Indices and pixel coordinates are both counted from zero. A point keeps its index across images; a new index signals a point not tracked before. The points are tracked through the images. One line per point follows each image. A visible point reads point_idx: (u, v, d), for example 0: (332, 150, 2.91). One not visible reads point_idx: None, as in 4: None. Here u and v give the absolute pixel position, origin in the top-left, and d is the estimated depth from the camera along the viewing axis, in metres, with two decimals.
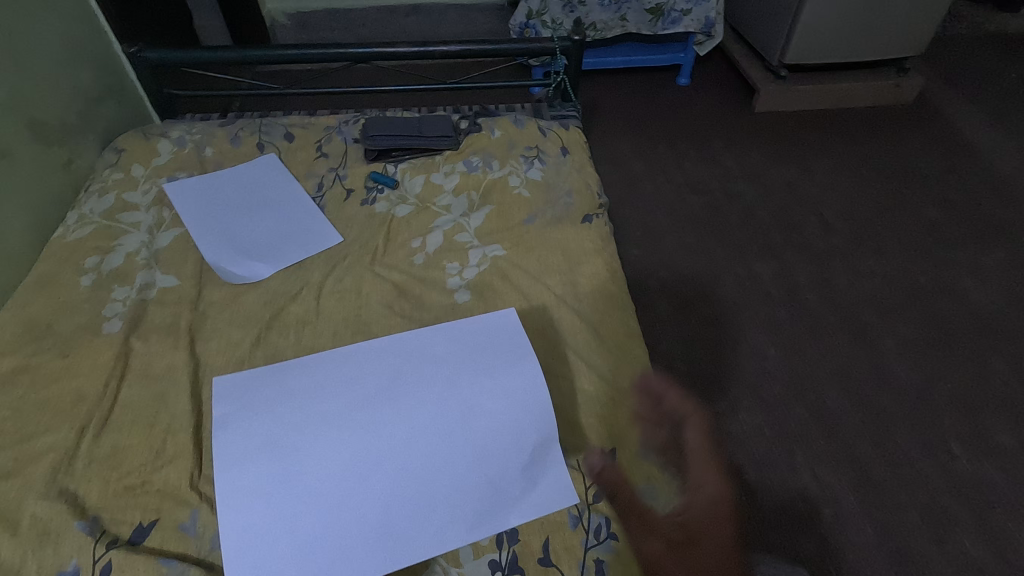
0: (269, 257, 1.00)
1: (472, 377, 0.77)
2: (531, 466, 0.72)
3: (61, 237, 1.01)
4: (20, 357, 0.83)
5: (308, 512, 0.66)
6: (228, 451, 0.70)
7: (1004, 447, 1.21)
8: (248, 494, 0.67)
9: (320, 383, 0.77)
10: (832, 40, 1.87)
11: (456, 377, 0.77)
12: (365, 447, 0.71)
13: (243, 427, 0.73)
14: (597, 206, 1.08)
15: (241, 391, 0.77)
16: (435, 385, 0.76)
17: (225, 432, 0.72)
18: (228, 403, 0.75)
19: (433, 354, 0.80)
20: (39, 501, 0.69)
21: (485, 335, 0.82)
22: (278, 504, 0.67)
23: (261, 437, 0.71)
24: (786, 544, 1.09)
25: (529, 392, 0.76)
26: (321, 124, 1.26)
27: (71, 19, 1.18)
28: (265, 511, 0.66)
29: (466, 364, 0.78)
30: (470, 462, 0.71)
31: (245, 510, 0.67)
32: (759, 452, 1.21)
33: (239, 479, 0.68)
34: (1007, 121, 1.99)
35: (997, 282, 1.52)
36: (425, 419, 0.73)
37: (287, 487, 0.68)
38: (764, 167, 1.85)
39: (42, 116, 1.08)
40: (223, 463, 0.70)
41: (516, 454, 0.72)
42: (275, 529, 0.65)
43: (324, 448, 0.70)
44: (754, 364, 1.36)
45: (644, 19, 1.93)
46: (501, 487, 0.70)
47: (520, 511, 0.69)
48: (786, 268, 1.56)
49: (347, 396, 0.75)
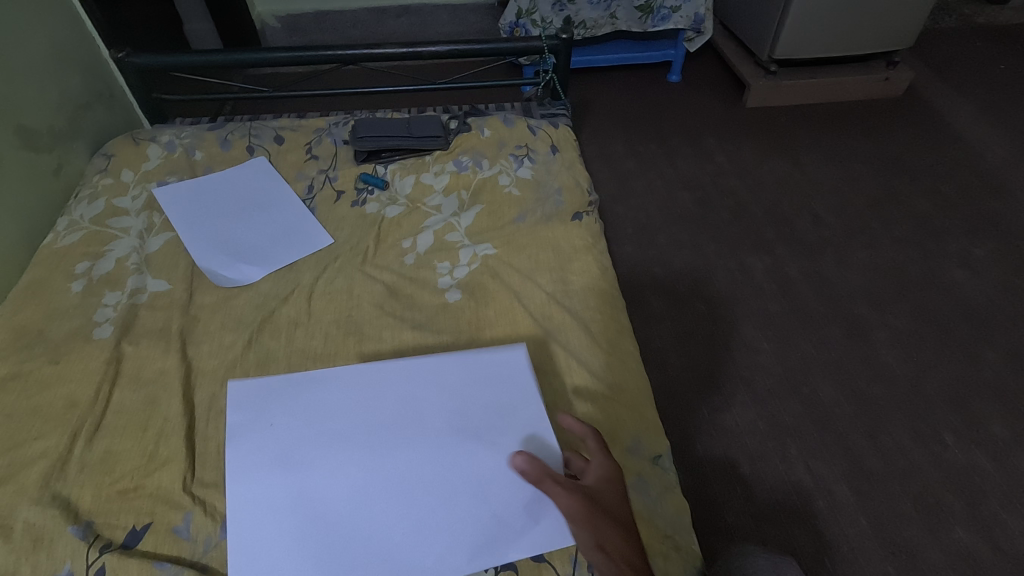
0: (260, 260, 1.00)
1: (485, 406, 0.74)
2: (535, 501, 0.68)
3: (51, 243, 1.01)
4: (12, 363, 0.83)
5: (313, 535, 0.66)
6: (240, 464, 0.70)
7: (995, 435, 1.22)
8: (258, 509, 0.67)
9: (336, 401, 0.76)
10: (821, 35, 1.88)
11: (472, 401, 0.75)
12: (375, 471, 0.70)
13: (256, 442, 0.72)
14: (587, 204, 1.08)
15: (258, 399, 0.76)
16: (447, 412, 0.74)
17: (237, 446, 0.72)
18: (245, 412, 0.75)
19: (449, 379, 0.78)
20: (32, 506, 0.69)
21: (503, 364, 0.79)
22: (285, 523, 0.66)
23: (273, 453, 0.71)
24: (781, 537, 1.10)
25: (542, 421, 0.73)
26: (311, 125, 1.26)
27: (58, 26, 1.18)
28: (272, 528, 0.66)
29: (479, 392, 0.76)
30: (478, 490, 0.68)
31: (253, 526, 0.66)
32: (753, 445, 1.22)
33: (250, 494, 0.68)
34: (995, 113, 2.00)
35: (987, 272, 1.53)
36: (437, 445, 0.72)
37: (296, 507, 0.67)
38: (755, 162, 1.86)
39: (30, 123, 1.07)
40: (234, 476, 0.70)
41: (522, 487, 0.68)
42: (279, 546, 0.65)
43: (334, 469, 0.70)
44: (746, 358, 1.36)
45: (634, 17, 1.94)
46: (504, 520, 0.67)
47: (521, 546, 0.65)
48: (778, 262, 1.57)
49: (361, 417, 0.74)
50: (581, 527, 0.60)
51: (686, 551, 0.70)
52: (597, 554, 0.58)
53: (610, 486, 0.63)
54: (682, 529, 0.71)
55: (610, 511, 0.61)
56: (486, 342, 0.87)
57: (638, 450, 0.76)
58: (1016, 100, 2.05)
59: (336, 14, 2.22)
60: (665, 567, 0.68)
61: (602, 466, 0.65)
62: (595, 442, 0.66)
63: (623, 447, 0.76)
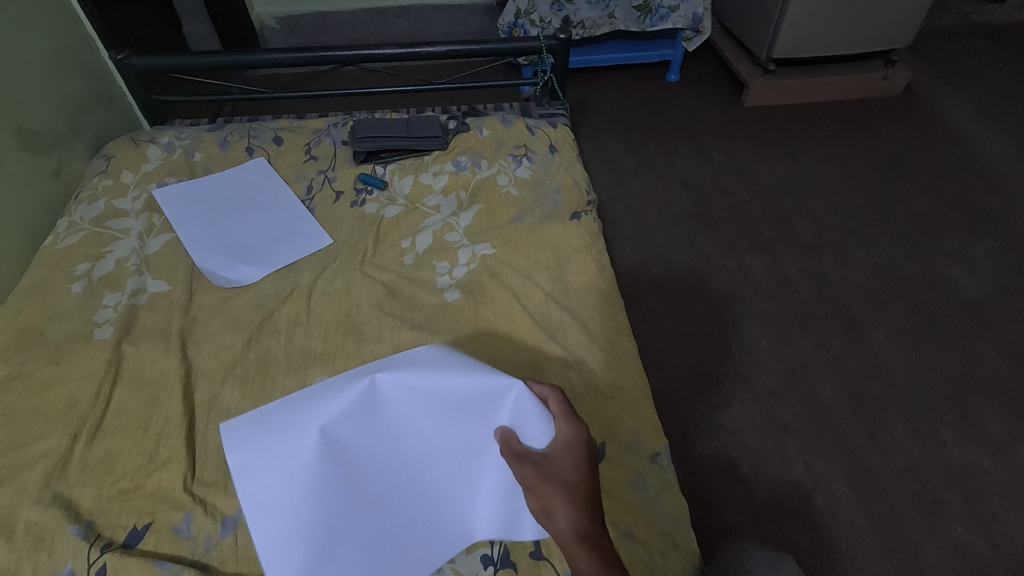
0: (259, 261, 1.01)
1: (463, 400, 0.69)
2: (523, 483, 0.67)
3: (51, 245, 1.01)
4: (12, 364, 0.84)
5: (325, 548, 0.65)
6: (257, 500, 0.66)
7: (993, 433, 1.23)
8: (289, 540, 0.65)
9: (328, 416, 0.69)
10: (820, 34, 1.89)
11: (477, 405, 0.69)
12: (386, 481, 0.68)
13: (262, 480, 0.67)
14: (585, 203, 1.09)
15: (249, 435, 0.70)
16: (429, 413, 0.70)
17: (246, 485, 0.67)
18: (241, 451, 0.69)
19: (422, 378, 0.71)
20: (33, 506, 0.70)
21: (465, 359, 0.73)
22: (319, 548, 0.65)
23: (280, 454, 0.68)
24: (781, 535, 1.10)
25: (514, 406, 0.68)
26: (310, 126, 1.26)
27: (58, 28, 1.18)
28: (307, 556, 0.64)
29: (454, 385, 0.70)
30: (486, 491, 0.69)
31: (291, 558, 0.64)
32: (752, 443, 1.22)
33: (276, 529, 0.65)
34: (993, 111, 2.01)
35: (986, 270, 1.53)
36: (449, 445, 0.69)
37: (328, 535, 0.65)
38: (754, 162, 1.86)
39: (30, 125, 1.08)
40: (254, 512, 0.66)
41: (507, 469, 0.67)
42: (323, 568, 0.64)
43: (344, 469, 0.68)
44: (745, 357, 1.36)
45: (632, 16, 1.94)
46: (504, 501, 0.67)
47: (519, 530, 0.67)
48: (777, 261, 1.57)
49: (371, 414, 0.70)
50: (528, 493, 0.61)
51: (684, 548, 0.70)
52: (544, 518, 0.59)
53: (567, 451, 0.62)
54: (680, 527, 0.71)
55: (560, 478, 0.60)
56: (485, 341, 0.87)
57: (637, 448, 0.77)
58: (1014, 98, 2.05)
59: (335, 15, 2.22)
60: (664, 564, 0.68)
61: (563, 431, 0.64)
62: (559, 407, 0.66)
63: (622, 445, 0.76)
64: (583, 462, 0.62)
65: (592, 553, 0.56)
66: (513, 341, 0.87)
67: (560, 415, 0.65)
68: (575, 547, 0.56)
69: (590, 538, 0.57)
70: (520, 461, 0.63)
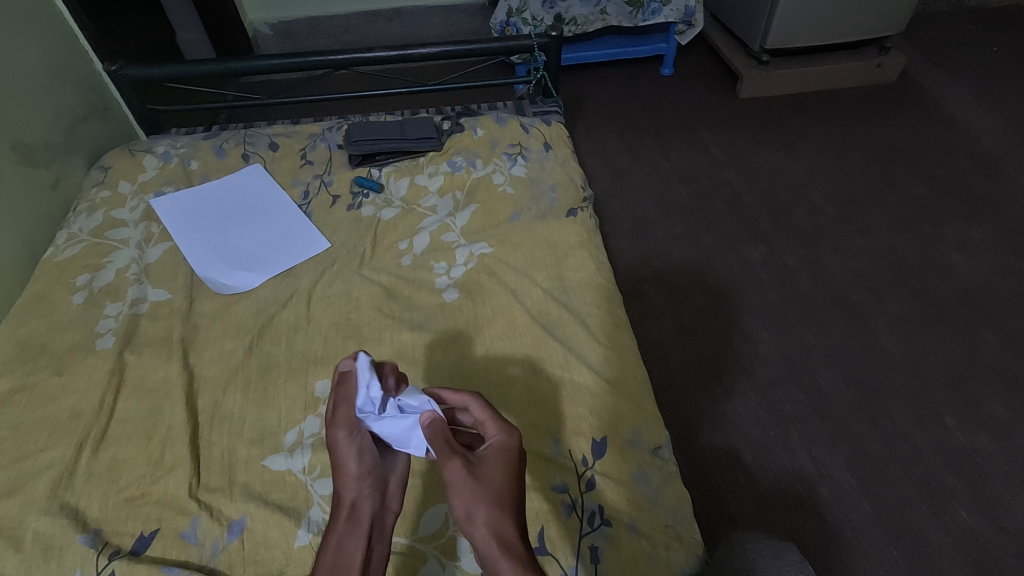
0: (257, 266, 1.01)
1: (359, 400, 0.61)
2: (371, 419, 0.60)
3: (51, 257, 1.02)
4: (17, 376, 0.85)
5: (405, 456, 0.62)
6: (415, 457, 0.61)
7: (997, 417, 1.23)
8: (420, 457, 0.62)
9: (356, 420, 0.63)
10: (812, 24, 1.88)
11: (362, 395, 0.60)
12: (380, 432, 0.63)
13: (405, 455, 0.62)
14: (581, 199, 1.09)
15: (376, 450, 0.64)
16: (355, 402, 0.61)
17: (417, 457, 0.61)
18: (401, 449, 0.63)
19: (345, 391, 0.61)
20: (40, 516, 0.70)
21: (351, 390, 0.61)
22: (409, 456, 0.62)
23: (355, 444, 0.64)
24: (786, 525, 1.10)
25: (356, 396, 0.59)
26: (305, 131, 1.27)
27: (53, 42, 1.19)
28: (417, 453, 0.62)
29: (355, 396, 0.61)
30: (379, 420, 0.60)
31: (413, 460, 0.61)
32: (755, 433, 1.22)
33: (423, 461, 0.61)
34: (988, 95, 2.00)
35: (985, 256, 1.52)
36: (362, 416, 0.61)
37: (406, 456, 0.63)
38: (750, 153, 1.86)
39: (28, 139, 1.09)
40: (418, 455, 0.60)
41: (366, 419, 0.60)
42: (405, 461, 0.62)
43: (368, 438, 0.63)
44: (745, 348, 1.37)
45: (624, 11, 1.94)
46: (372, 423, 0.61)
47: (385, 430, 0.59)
48: (775, 252, 1.57)
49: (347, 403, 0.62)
50: (454, 496, 0.51)
51: (688, 539, 0.70)
52: (465, 523, 0.50)
53: (496, 448, 0.54)
54: (683, 519, 0.72)
55: (490, 476, 0.52)
56: (484, 340, 0.88)
57: (639, 440, 0.77)
58: (1009, 81, 2.05)
59: (328, 20, 2.23)
60: (668, 557, 0.68)
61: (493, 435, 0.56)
62: (480, 409, 0.57)
63: (623, 440, 0.77)
64: (510, 465, 0.54)
65: (515, 565, 0.47)
66: (512, 339, 0.87)
67: (486, 419, 0.57)
68: (497, 556, 0.48)
69: (516, 550, 0.49)
70: (447, 454, 0.54)
